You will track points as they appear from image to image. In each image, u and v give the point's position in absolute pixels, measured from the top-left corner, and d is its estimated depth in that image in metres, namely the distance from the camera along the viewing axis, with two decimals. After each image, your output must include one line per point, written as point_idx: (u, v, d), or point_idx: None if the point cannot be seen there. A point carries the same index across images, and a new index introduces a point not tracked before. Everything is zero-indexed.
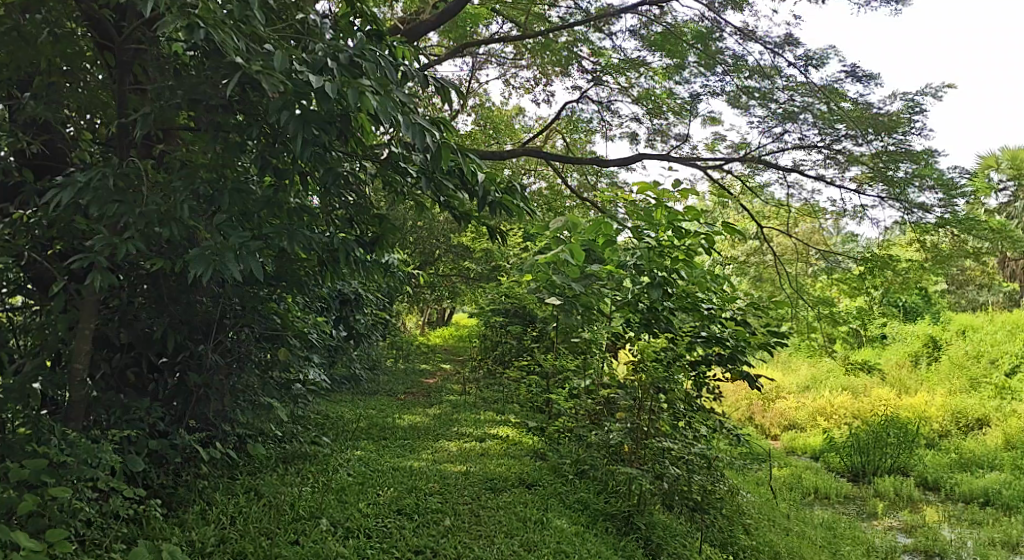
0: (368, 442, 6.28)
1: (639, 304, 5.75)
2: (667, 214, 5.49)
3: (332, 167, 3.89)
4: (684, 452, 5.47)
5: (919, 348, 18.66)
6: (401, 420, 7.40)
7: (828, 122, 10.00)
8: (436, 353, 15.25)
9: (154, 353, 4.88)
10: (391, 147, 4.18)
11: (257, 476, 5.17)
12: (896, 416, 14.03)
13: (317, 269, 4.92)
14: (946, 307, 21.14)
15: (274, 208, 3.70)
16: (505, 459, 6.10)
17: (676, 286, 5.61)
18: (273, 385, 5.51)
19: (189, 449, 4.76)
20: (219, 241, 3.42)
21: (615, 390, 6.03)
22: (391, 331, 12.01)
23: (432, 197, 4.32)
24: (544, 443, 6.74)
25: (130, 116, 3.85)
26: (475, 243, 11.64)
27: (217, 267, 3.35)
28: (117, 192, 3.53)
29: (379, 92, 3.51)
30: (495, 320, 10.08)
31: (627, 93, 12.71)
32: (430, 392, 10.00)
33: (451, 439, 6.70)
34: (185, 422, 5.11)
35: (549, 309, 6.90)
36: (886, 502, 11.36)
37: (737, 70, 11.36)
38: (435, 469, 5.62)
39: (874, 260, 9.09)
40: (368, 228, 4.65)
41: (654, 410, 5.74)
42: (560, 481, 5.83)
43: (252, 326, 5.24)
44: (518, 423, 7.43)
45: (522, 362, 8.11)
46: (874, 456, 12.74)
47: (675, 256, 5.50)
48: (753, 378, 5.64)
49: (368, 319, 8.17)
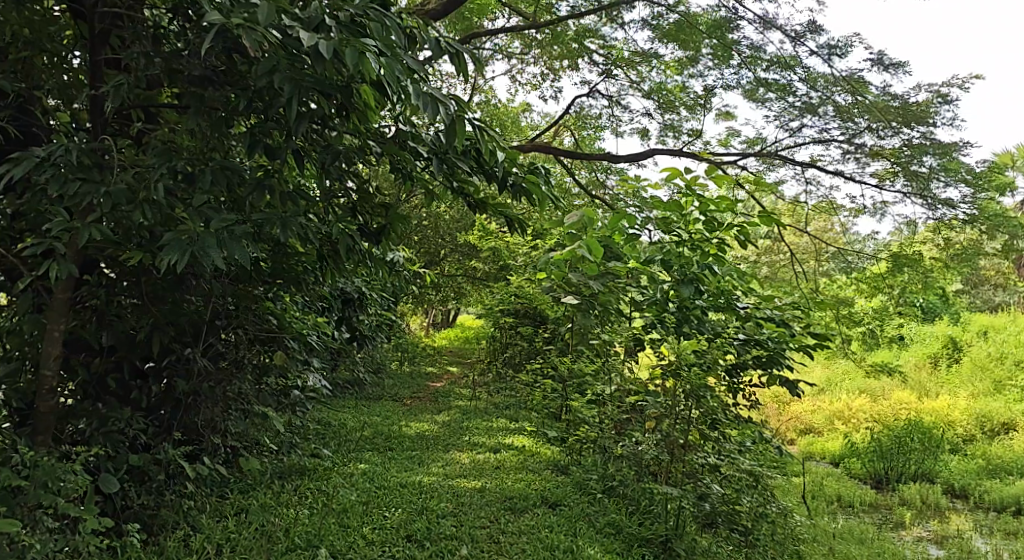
0: (373, 454, 5.81)
1: (669, 305, 5.23)
2: (698, 203, 5.18)
3: (332, 145, 3.41)
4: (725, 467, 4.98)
5: (938, 350, 18.13)
6: (408, 428, 6.94)
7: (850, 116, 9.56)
8: (442, 355, 14.77)
9: (134, 357, 4.39)
10: (399, 125, 3.72)
11: (250, 495, 4.71)
12: (918, 420, 13.52)
13: (317, 264, 4.46)
14: (965, 308, 20.59)
15: (264, 190, 3.23)
16: (524, 474, 5.62)
17: (709, 282, 5.14)
18: (268, 391, 5.03)
19: (173, 465, 4.28)
20: (199, 227, 2.94)
21: (641, 398, 5.54)
22: (396, 332, 11.54)
23: (445, 182, 3.87)
24: (564, 455, 6.26)
25: (102, 87, 3.37)
26: (482, 242, 11.17)
27: (196, 256, 2.87)
28: (83, 171, 3.05)
29: (384, 53, 3.05)
30: (505, 322, 9.62)
31: (639, 87, 12.25)
32: (437, 397, 9.52)
33: (462, 449, 6.23)
34: (172, 433, 4.63)
35: (563, 309, 6.45)
36: (913, 510, 10.85)
37: (754, 62, 10.93)
38: (447, 485, 5.14)
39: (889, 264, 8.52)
40: (373, 217, 4.19)
41: (685, 420, 5.26)
42: (586, 500, 5.34)
43: (246, 326, 4.76)
44: (533, 432, 6.95)
45: (535, 364, 7.65)
46: (897, 462, 12.24)
47: (705, 248, 5.16)
48: (794, 384, 5.17)
49: (372, 320, 7.71)
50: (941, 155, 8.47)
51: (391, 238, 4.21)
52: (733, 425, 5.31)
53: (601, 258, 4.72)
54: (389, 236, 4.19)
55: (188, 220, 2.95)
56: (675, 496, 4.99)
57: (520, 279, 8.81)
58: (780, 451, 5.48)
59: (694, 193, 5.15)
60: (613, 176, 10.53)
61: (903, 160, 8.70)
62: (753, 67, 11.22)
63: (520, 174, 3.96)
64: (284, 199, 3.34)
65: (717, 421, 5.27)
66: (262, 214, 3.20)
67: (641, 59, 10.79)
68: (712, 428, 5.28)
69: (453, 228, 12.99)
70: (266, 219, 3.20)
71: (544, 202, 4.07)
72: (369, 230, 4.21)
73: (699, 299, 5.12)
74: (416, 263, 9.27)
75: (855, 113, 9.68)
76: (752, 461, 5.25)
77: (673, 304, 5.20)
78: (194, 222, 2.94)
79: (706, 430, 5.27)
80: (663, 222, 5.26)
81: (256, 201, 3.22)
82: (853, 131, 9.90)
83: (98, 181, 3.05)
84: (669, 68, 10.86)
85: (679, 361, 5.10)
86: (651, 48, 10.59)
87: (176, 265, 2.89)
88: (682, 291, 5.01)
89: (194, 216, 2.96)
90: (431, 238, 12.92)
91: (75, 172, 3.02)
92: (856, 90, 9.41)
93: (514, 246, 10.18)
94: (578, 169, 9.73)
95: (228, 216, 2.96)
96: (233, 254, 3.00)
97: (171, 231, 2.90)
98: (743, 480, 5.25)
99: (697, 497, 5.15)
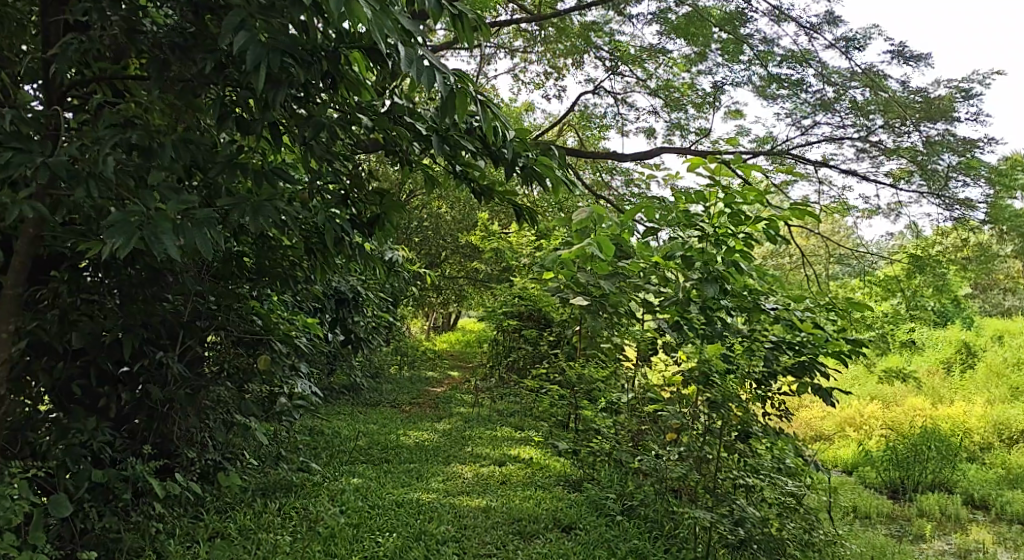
0: (367, 467, 5.37)
1: (691, 306, 4.73)
2: (722, 195, 4.75)
3: (315, 118, 2.98)
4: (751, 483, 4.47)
5: (951, 355, 17.62)
6: (406, 437, 6.49)
7: (865, 113, 9.16)
8: (443, 360, 14.33)
9: (98, 360, 3.96)
10: (394, 98, 3.29)
11: (227, 517, 4.26)
12: (934, 427, 13.03)
13: (306, 258, 4.03)
14: (976, 312, 20.09)
15: (236, 169, 2.80)
16: (532, 490, 5.17)
17: (735, 281, 4.71)
18: (251, 399, 4.59)
19: (141, 483, 3.85)
20: (152, 208, 2.50)
21: (661, 407, 5.10)
22: (394, 335, 11.08)
23: (446, 164, 3.43)
24: (574, 470, 5.80)
25: (51, 51, 2.95)
26: (484, 243, 10.73)
27: (146, 243, 2.42)
28: (19, 141, 2.62)
29: (372, 7, 2.62)
30: (508, 325, 9.16)
31: (645, 84, 11.81)
32: (437, 403, 9.05)
33: (464, 461, 5.78)
34: (142, 446, 4.19)
35: (571, 310, 6.01)
36: (932, 522, 10.37)
37: (766, 57, 10.50)
38: (447, 504, 4.70)
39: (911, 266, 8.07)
40: (367, 206, 3.77)
41: (709, 433, 4.83)
42: (603, 521, 4.87)
43: (228, 327, 4.34)
44: (541, 442, 6.49)
45: (540, 370, 7.21)
46: (913, 471, 11.76)
47: (731, 244, 4.73)
48: (827, 394, 4.73)
49: (369, 322, 7.28)
50: (960, 152, 8.02)
51: (386, 229, 3.80)
52: (762, 438, 4.85)
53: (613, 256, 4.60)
54: (384, 228, 3.78)
55: (141, 201, 2.51)
56: (698, 518, 4.53)
57: (524, 280, 8.38)
58: (812, 466, 5.02)
59: (719, 183, 4.73)
60: (618, 175, 10.06)
61: (922, 158, 8.25)
62: (766, 62, 10.79)
63: (531, 157, 3.53)
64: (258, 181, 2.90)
65: (747, 432, 4.82)
66: (232, 197, 2.76)
67: (647, 55, 10.36)
68: (739, 442, 4.83)
69: (454, 229, 12.54)
70: (236, 202, 2.76)
71: (557, 189, 3.65)
72: (361, 221, 3.79)
73: (724, 300, 4.68)
74: (415, 264, 8.82)
75: (871, 110, 9.27)
76: (782, 477, 4.80)
77: (695, 305, 4.73)
78: (147, 203, 2.50)
79: (731, 445, 4.83)
80: (685, 215, 4.87)
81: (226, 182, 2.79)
82: (867, 128, 9.49)
83: (37, 154, 2.62)
84: (677, 63, 10.43)
85: (703, 367, 4.65)
86: (658, 43, 10.15)
87: (123, 252, 2.44)
88: (705, 289, 4.57)
89: (147, 195, 2.52)
90: (433, 239, 12.48)
91: (8, 142, 2.58)
92: (874, 85, 8.98)
93: (517, 246, 9.74)
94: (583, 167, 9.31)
95: (187, 196, 2.52)
96: (194, 241, 2.55)
97: (117, 212, 2.45)
98: (772, 498, 4.81)
99: (734, 522, 4.60)
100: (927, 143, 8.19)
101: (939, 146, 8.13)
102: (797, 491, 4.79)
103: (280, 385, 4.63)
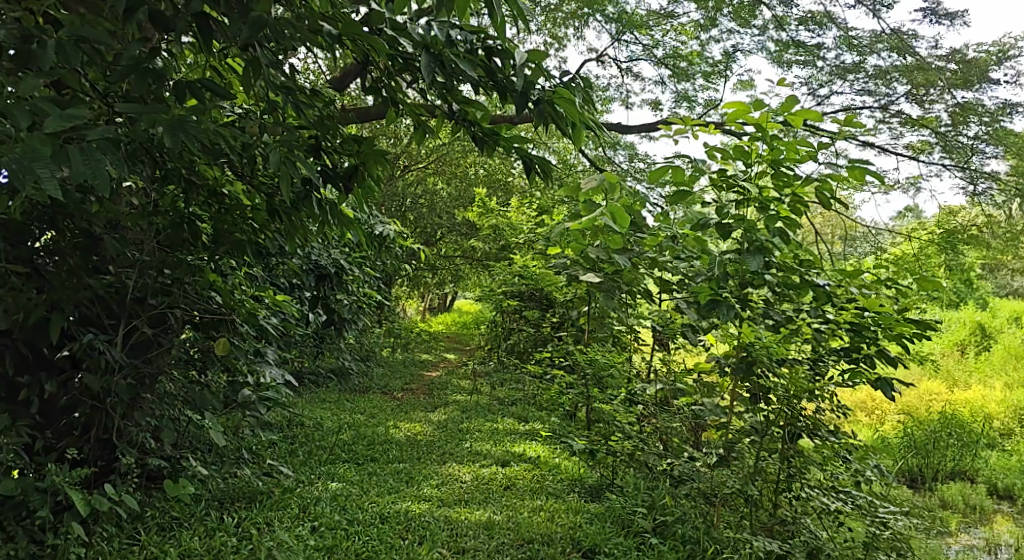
0: (349, 467, 4.67)
1: (728, 281, 4.07)
2: (768, 150, 4.06)
3: (262, 19, 2.29)
4: (785, 498, 3.87)
5: (965, 337, 16.91)
6: (395, 429, 5.79)
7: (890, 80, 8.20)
8: (438, 342, 13.61)
9: (20, 339, 3.33)
10: (373, 5, 2.59)
11: (169, 534, 3.54)
12: (954, 411, 12.33)
13: (272, 220, 3.33)
14: (989, 293, 19.28)
15: (147, 79, 2.12)
16: (543, 500, 4.46)
17: (779, 253, 4.02)
18: (212, 389, 3.90)
19: (64, 495, 3.14)
20: (21, 127, 1.93)
21: (696, 401, 4.38)
22: (384, 316, 10.35)
23: (440, 89, 2.71)
24: (588, 471, 5.10)
25: None
26: (482, 220, 9.99)
27: (14, 175, 1.89)
28: None
29: None
30: (506, 305, 8.42)
31: (652, 51, 11.02)
32: (431, 390, 8.33)
33: (460, 460, 5.08)
34: (75, 447, 3.50)
35: (580, 289, 5.33)
36: (957, 514, 9.66)
37: (784, 22, 9.72)
38: (441, 519, 4.01)
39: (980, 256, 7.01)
40: (345, 150, 3.10)
41: (756, 432, 4.16)
42: (622, 536, 4.17)
43: (179, 305, 3.71)
44: (548, 438, 5.78)
45: (542, 354, 6.49)
46: (932, 458, 11.04)
47: (775, 210, 4.07)
48: (885, 387, 4.02)
49: (354, 303, 6.56)
50: (989, 122, 7.27)
51: (366, 183, 3.13)
52: (817, 445, 4.12)
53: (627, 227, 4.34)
54: (363, 181, 3.12)
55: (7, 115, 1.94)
56: (752, 541, 3.91)
57: (524, 256, 7.65)
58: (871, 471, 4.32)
59: (764, 136, 4.02)
60: (622, 150, 9.30)
61: (946, 129, 7.50)
62: (782, 27, 10.02)
63: (550, 90, 2.79)
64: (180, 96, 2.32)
65: (810, 432, 4.15)
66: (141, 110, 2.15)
67: (654, 20, 9.56)
68: (790, 445, 4.13)
69: (450, 206, 11.77)
70: (149, 112, 2.12)
71: (579, 133, 2.89)
72: (335, 173, 3.11)
73: (767, 275, 4.04)
74: (408, 240, 8.06)
75: (893, 76, 8.50)
76: (854, 489, 4.11)
77: (733, 281, 4.09)
78: (16, 122, 1.93)
79: (782, 445, 4.13)
80: (722, 176, 4.17)
81: (136, 93, 2.16)
82: (886, 97, 8.74)
83: None
84: (686, 29, 9.64)
85: (761, 355, 4.02)
86: (667, 6, 9.36)
87: None
88: (746, 263, 3.96)
89: (20, 113, 1.95)
90: (427, 217, 11.74)
91: None
92: (903, 48, 8.21)
93: (516, 221, 9.00)
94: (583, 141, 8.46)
95: (75, 114, 1.96)
96: (82, 175, 1.98)
97: None
98: (844, 515, 4.08)
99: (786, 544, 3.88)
100: (950, 115, 7.45)
101: (963, 117, 7.38)
102: (871, 506, 4.07)
103: (246, 375, 3.89)
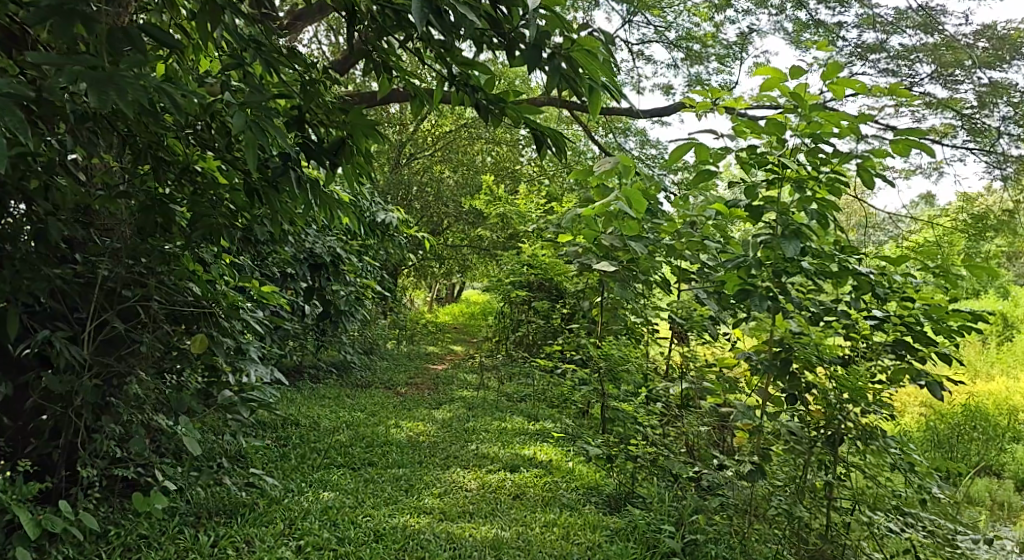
0: (344, 475, 4.31)
1: (758, 269, 3.69)
2: (807, 123, 3.66)
3: None
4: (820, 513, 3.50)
5: (987, 328, 16.33)
6: (395, 429, 5.42)
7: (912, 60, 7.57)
8: (445, 333, 13.24)
9: None
10: None
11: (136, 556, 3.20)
12: (981, 404, 11.81)
13: (250, 201, 2.97)
14: (1012, 282, 18.61)
15: (69, 23, 1.90)
16: (557, 513, 4.08)
17: (815, 237, 3.63)
18: (190, 391, 3.55)
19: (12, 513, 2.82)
20: None
21: (722, 401, 4.01)
22: (388, 308, 9.99)
23: (438, 36, 2.33)
24: (602, 476, 4.73)
25: None
26: (488, 208, 9.59)
27: None
28: None
29: None
30: (513, 296, 8.03)
31: (664, 32, 10.53)
32: (436, 385, 7.94)
33: (465, 464, 4.71)
34: (33, 458, 3.17)
35: (593, 278, 4.96)
36: (986, 512, 9.19)
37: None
38: (439, 535, 3.64)
39: (1015, 243, 6.53)
40: (331, 120, 2.75)
41: (794, 438, 3.66)
42: (641, 553, 3.80)
43: (152, 298, 3.37)
44: (559, 438, 5.41)
45: (551, 348, 6.09)
46: (958, 453, 10.57)
47: (813, 190, 3.67)
48: (936, 387, 3.61)
49: (353, 294, 6.20)
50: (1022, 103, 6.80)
51: (354, 158, 2.76)
52: (858, 452, 3.79)
53: (644, 213, 4.00)
54: (351, 156, 2.75)
55: None
56: None
57: (532, 245, 7.27)
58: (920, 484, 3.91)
59: (802, 108, 3.62)
60: (633, 135, 8.87)
61: (974, 111, 7.03)
62: (801, 6, 9.53)
63: (566, 45, 2.39)
64: (117, 46, 2.00)
65: (852, 437, 3.75)
66: (65, 61, 1.89)
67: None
68: (834, 450, 3.75)
69: (457, 194, 11.02)
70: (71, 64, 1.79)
71: (597, 99, 2.50)
72: (319, 146, 2.73)
73: (804, 262, 3.65)
74: (411, 228, 7.67)
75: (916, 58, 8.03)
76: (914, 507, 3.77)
77: (765, 269, 3.70)
78: None
79: (825, 452, 3.75)
80: (752, 154, 3.76)
81: (62, 40, 1.91)
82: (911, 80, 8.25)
83: None
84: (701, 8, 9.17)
85: (803, 351, 3.67)
86: None
87: None
88: (782, 249, 3.55)
89: None
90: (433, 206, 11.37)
91: None
92: (929, 27, 7.73)
93: (523, 209, 8.59)
94: (585, 127, 7.93)
95: None
96: None
97: None
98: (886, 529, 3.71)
99: None
100: (976, 96, 6.96)
101: (991, 98, 6.90)
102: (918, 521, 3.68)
103: (227, 374, 3.53)
